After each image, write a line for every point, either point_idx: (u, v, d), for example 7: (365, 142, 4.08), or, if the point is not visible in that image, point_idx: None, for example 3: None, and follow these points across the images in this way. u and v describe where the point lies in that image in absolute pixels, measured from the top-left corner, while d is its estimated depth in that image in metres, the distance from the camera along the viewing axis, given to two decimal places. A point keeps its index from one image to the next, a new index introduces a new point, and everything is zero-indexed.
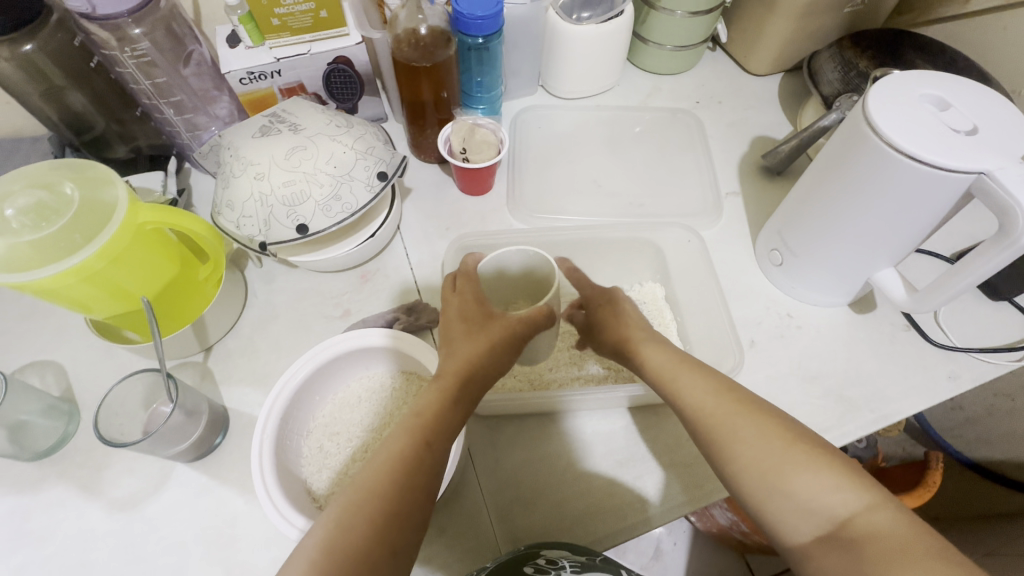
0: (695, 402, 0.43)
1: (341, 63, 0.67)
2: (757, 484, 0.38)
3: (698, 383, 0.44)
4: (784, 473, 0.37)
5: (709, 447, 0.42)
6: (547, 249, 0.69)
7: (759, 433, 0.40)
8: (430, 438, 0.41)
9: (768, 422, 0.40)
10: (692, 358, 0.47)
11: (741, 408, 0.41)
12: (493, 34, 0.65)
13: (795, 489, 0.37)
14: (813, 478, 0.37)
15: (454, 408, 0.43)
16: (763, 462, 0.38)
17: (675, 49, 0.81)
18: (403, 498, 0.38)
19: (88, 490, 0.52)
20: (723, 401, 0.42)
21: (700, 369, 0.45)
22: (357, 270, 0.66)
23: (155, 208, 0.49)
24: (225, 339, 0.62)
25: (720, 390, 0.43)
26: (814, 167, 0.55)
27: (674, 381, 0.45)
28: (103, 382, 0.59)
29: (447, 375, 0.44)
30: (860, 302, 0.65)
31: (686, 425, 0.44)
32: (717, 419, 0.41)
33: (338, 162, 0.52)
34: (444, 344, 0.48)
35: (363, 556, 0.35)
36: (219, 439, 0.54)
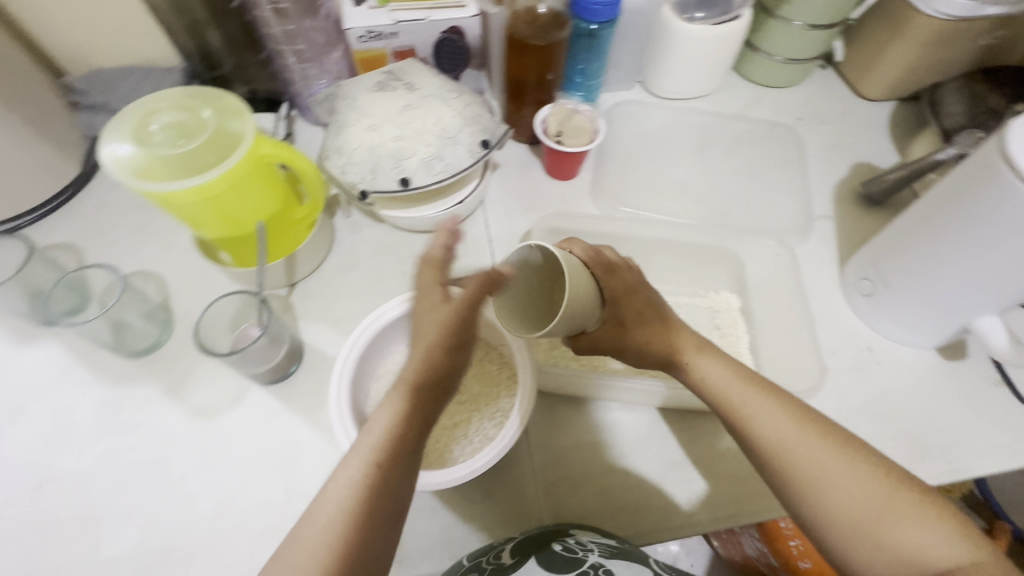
0: (769, 433, 0.43)
1: (453, 33, 0.70)
2: (849, 530, 0.39)
3: (766, 408, 0.45)
4: (880, 518, 0.38)
5: (790, 483, 0.42)
6: (624, 244, 0.69)
7: (847, 472, 0.40)
8: (387, 450, 0.38)
9: (859, 461, 0.40)
10: (759, 379, 0.47)
11: (822, 442, 0.42)
12: (607, 22, 0.65)
13: (896, 536, 0.37)
14: (915, 527, 0.37)
15: (415, 415, 0.40)
16: (858, 507, 0.39)
17: (785, 61, 0.79)
18: (366, 506, 0.37)
19: (172, 393, 0.57)
20: (802, 432, 0.43)
21: (773, 395, 0.45)
22: (437, 234, 0.68)
23: (274, 143, 0.53)
24: (309, 278, 0.65)
25: (795, 419, 0.43)
26: (929, 198, 0.52)
27: (744, 407, 0.45)
28: (197, 298, 0.63)
29: (403, 384, 0.41)
30: (950, 348, 0.61)
31: (758, 456, 0.44)
32: (797, 453, 0.42)
33: (445, 125, 0.54)
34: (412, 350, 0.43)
35: (337, 555, 0.36)
36: (294, 368, 0.58)
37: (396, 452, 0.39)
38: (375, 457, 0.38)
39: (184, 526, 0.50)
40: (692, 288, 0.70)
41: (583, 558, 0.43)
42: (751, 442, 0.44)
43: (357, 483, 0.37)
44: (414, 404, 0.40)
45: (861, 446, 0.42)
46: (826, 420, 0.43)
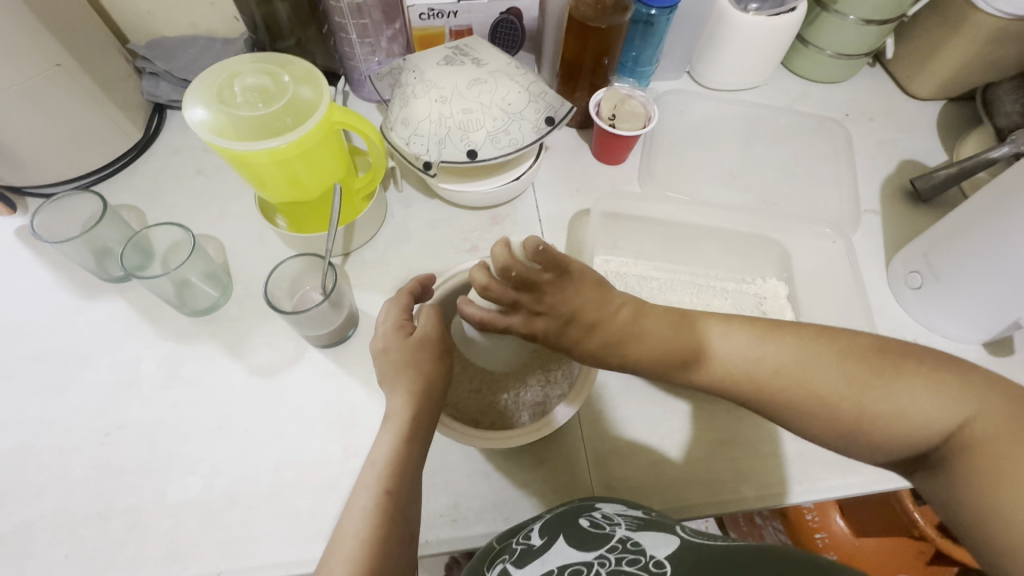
0: (747, 369, 0.46)
1: (512, 15, 0.71)
2: (857, 426, 0.42)
3: (735, 343, 0.47)
4: (874, 401, 0.41)
5: (787, 409, 0.44)
6: (672, 225, 0.71)
7: (830, 372, 0.43)
8: (395, 476, 0.41)
9: (836, 358, 0.43)
10: (741, 320, 0.48)
11: (796, 355, 0.44)
12: (667, 8, 0.66)
13: (898, 409, 0.40)
14: (909, 393, 0.40)
15: (411, 436, 0.43)
16: (854, 401, 0.42)
17: (835, 56, 0.79)
18: (392, 514, 0.40)
19: (232, 352, 0.59)
20: (780, 350, 0.45)
21: (742, 325, 0.48)
22: (489, 211, 0.69)
23: (344, 112, 0.54)
24: (363, 248, 0.67)
25: (761, 340, 0.46)
26: (991, 192, 0.53)
27: (714, 347, 0.47)
28: (255, 263, 0.65)
29: (396, 414, 0.44)
30: (997, 344, 0.61)
31: (746, 395, 0.46)
32: (781, 378, 0.44)
33: (512, 100, 0.55)
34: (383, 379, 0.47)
35: (387, 551, 0.38)
36: (350, 333, 0.59)
37: (405, 447, 0.43)
38: (387, 458, 0.42)
39: (246, 477, 0.52)
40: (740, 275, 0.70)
41: (611, 532, 0.41)
42: (735, 384, 0.46)
43: (381, 484, 0.40)
44: (405, 423, 0.43)
45: (827, 339, 0.45)
46: (787, 327, 0.46)
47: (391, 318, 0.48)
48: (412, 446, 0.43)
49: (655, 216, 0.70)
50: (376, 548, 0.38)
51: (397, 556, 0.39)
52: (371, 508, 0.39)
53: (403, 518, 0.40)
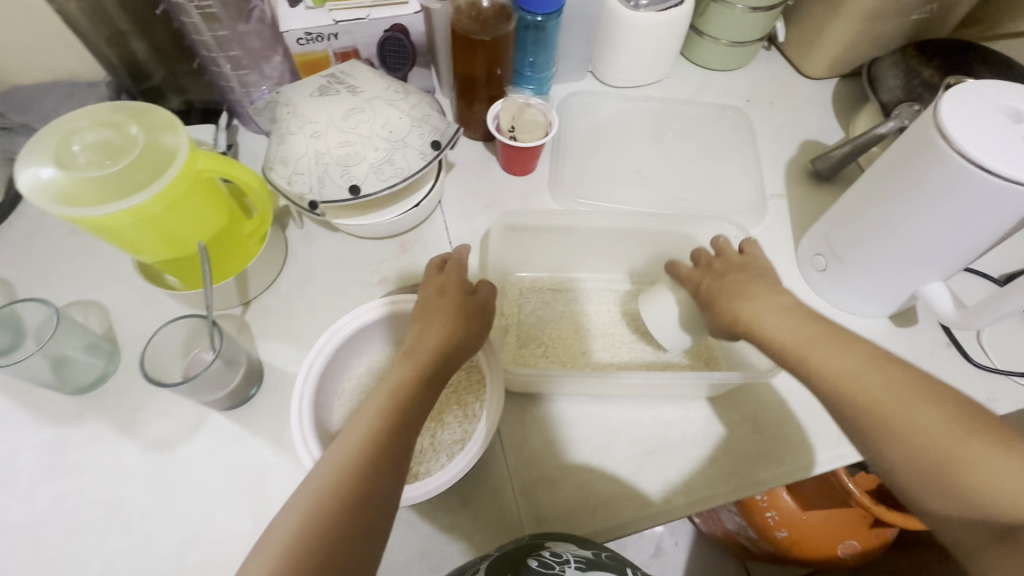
0: (865, 399, 0.38)
1: (398, 31, 0.67)
2: (924, 479, 0.35)
3: (840, 354, 0.40)
4: (962, 460, 0.34)
5: (866, 429, 0.38)
6: (584, 236, 0.69)
7: (929, 414, 0.36)
8: (399, 422, 0.40)
9: (938, 405, 0.36)
10: (830, 325, 0.42)
11: (900, 386, 0.37)
12: (552, 13, 0.64)
13: (975, 482, 0.33)
14: (998, 468, 0.33)
15: (425, 385, 0.43)
16: (936, 450, 0.35)
17: (731, 44, 0.80)
18: (374, 458, 0.38)
19: (124, 429, 0.54)
20: (878, 375, 0.38)
21: (843, 340, 0.41)
22: (396, 239, 0.67)
23: (213, 157, 0.50)
24: (264, 294, 0.62)
25: (874, 363, 0.39)
26: (874, 173, 0.54)
27: (818, 354, 0.41)
28: (144, 326, 0.60)
29: (416, 354, 0.45)
30: (901, 315, 0.63)
31: (826, 401, 0.40)
32: (875, 397, 0.37)
33: (394, 127, 0.52)
34: (417, 321, 0.49)
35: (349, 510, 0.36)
36: (254, 390, 0.55)
37: (406, 401, 0.42)
38: (386, 410, 0.41)
39: (148, 566, 0.47)
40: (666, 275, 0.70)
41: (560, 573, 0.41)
42: (821, 389, 0.40)
43: (373, 420, 0.40)
44: (425, 369, 0.44)
45: (926, 384, 0.37)
46: (912, 365, 0.38)
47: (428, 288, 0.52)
48: (416, 404, 0.42)
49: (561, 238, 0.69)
50: (345, 499, 0.36)
51: (359, 519, 0.36)
52: (353, 454, 0.38)
53: (376, 480, 0.38)
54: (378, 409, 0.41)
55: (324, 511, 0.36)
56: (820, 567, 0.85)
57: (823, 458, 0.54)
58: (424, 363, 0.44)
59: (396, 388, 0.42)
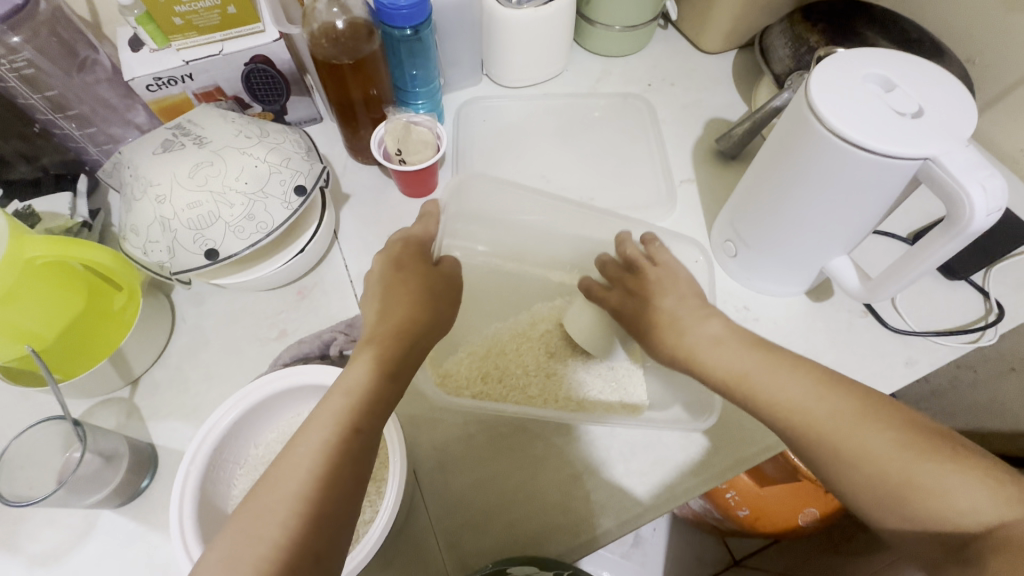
0: (824, 428, 0.37)
1: (260, 63, 0.62)
2: (885, 499, 0.35)
3: (783, 383, 0.40)
4: (920, 483, 0.33)
5: (822, 460, 0.37)
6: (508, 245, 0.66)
7: (877, 438, 0.36)
8: (360, 421, 0.36)
9: (882, 423, 0.36)
10: (765, 347, 0.43)
11: (845, 408, 0.38)
12: (421, 24, 0.60)
13: (937, 502, 0.33)
14: (964, 488, 0.32)
15: (390, 378, 0.39)
16: (896, 472, 0.34)
17: (624, 29, 0.77)
18: (343, 455, 0.35)
19: (3, 547, 0.48)
20: (834, 402, 0.38)
21: (784, 363, 0.41)
22: (293, 286, 0.62)
23: (47, 238, 0.45)
24: (152, 369, 0.57)
25: (825, 390, 0.39)
26: (763, 155, 0.52)
27: (759, 384, 0.41)
28: (17, 428, 0.53)
29: (378, 336, 0.41)
30: (817, 290, 0.63)
31: (777, 431, 0.40)
32: (820, 425, 0.38)
33: (251, 177, 0.48)
34: (373, 303, 0.45)
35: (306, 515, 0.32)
36: (146, 482, 0.51)
37: (377, 377, 0.38)
38: (361, 388, 0.38)
39: None
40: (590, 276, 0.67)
41: None
42: (768, 417, 0.40)
43: (344, 400, 0.37)
44: (390, 355, 0.40)
45: (886, 407, 0.37)
46: (855, 383, 0.39)
47: (384, 261, 0.48)
48: (389, 378, 0.39)
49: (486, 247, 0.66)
50: (307, 497, 0.33)
51: (338, 504, 0.34)
52: (328, 440, 0.35)
53: (355, 460, 0.35)
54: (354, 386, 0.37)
55: (297, 509, 0.32)
56: (780, 537, 0.84)
57: (751, 453, 0.53)
58: (396, 336, 0.42)
59: (365, 366, 0.39)
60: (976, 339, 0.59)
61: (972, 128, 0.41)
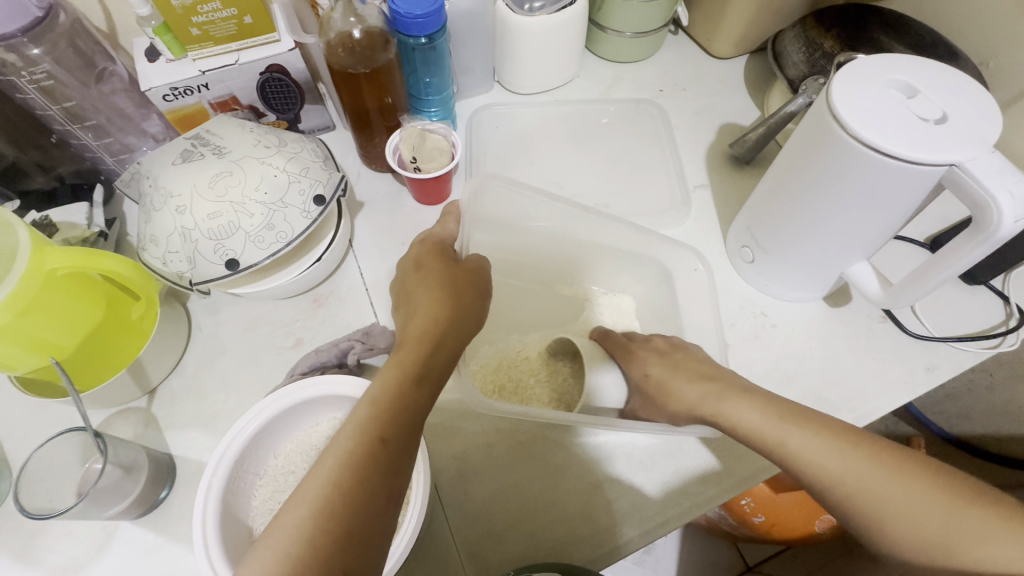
0: (855, 487, 0.41)
1: (275, 72, 0.62)
2: (926, 553, 0.39)
3: (811, 442, 0.43)
4: (960, 540, 0.38)
5: (858, 516, 0.41)
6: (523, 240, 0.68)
7: (910, 495, 0.40)
8: (387, 435, 0.36)
9: (917, 481, 0.40)
10: (784, 407, 0.46)
11: (880, 468, 0.41)
12: (436, 33, 0.60)
13: (977, 557, 0.37)
14: (998, 544, 0.37)
15: (419, 386, 0.38)
16: (935, 529, 0.39)
17: (635, 35, 0.77)
18: (371, 469, 0.34)
19: (22, 558, 0.48)
20: (862, 462, 0.42)
21: (809, 422, 0.44)
22: (308, 295, 0.62)
23: (67, 250, 0.45)
24: (169, 379, 0.57)
25: (852, 450, 0.42)
26: (781, 161, 0.52)
27: (791, 444, 0.44)
28: (35, 438, 0.53)
29: (409, 340, 0.41)
30: (835, 295, 0.62)
31: (816, 490, 0.43)
32: (864, 487, 0.41)
33: (270, 187, 0.48)
34: (406, 306, 0.45)
35: (337, 536, 0.32)
36: (165, 492, 0.51)
37: (406, 385, 0.38)
38: (387, 395, 0.37)
39: None
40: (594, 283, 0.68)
41: None
42: (806, 476, 0.43)
43: (370, 410, 0.36)
44: (426, 362, 0.40)
45: (908, 462, 0.41)
46: (874, 436, 0.43)
47: (410, 258, 0.49)
48: (420, 386, 0.39)
49: None
50: (334, 512, 0.33)
51: (369, 520, 0.33)
52: (352, 451, 0.34)
53: (382, 471, 0.35)
54: (379, 394, 0.37)
55: (329, 526, 0.32)
56: (796, 543, 0.84)
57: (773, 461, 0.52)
58: (420, 340, 0.41)
59: (396, 374, 0.38)
60: (997, 344, 0.58)
61: (997, 133, 0.41)
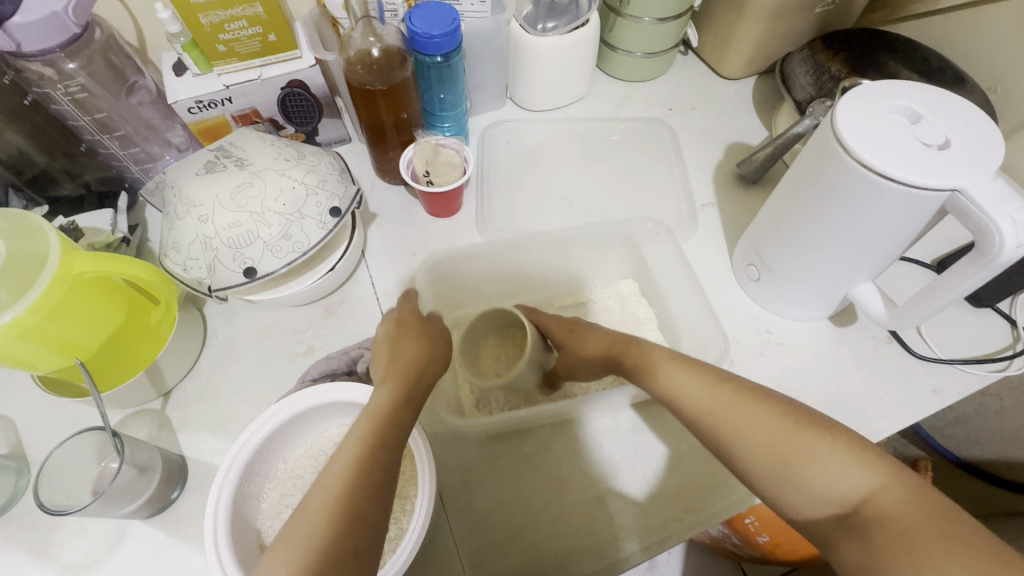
0: (711, 414, 0.42)
1: (295, 87, 0.64)
2: (771, 479, 0.38)
3: (691, 379, 0.44)
4: (797, 463, 0.38)
5: (710, 440, 0.42)
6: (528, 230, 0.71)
7: (762, 423, 0.40)
8: (387, 439, 0.38)
9: (767, 408, 0.40)
10: (674, 351, 0.47)
11: (740, 398, 0.41)
12: (452, 52, 0.62)
13: (809, 479, 0.37)
14: (827, 464, 0.37)
15: (408, 406, 0.41)
16: (779, 452, 0.38)
17: (645, 55, 0.79)
18: (375, 468, 0.36)
19: (37, 554, 0.49)
20: (721, 393, 0.42)
21: (689, 363, 0.45)
22: (320, 303, 0.63)
23: (93, 255, 0.47)
24: (184, 382, 0.58)
25: (714, 383, 0.43)
26: (787, 182, 0.53)
27: (661, 377, 0.45)
28: (55, 436, 0.54)
29: (395, 375, 0.43)
30: (841, 314, 0.63)
31: (684, 422, 0.44)
32: (722, 412, 0.41)
33: (288, 198, 0.50)
34: (386, 347, 0.47)
35: (344, 527, 0.33)
36: (176, 493, 0.52)
37: (399, 405, 0.40)
38: (383, 411, 0.40)
39: None
40: (591, 282, 0.71)
41: None
42: (676, 406, 0.44)
43: (370, 422, 0.39)
44: (412, 388, 0.42)
45: (763, 396, 0.41)
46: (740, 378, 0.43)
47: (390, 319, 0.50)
48: (410, 408, 0.41)
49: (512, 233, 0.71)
50: (342, 505, 0.34)
51: (375, 508, 0.35)
52: (360, 454, 0.36)
53: (379, 473, 0.36)
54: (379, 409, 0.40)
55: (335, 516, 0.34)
56: (801, 565, 0.84)
57: None
58: (407, 374, 0.43)
59: (388, 400, 0.40)
60: (1004, 367, 0.58)
61: (1001, 159, 0.42)
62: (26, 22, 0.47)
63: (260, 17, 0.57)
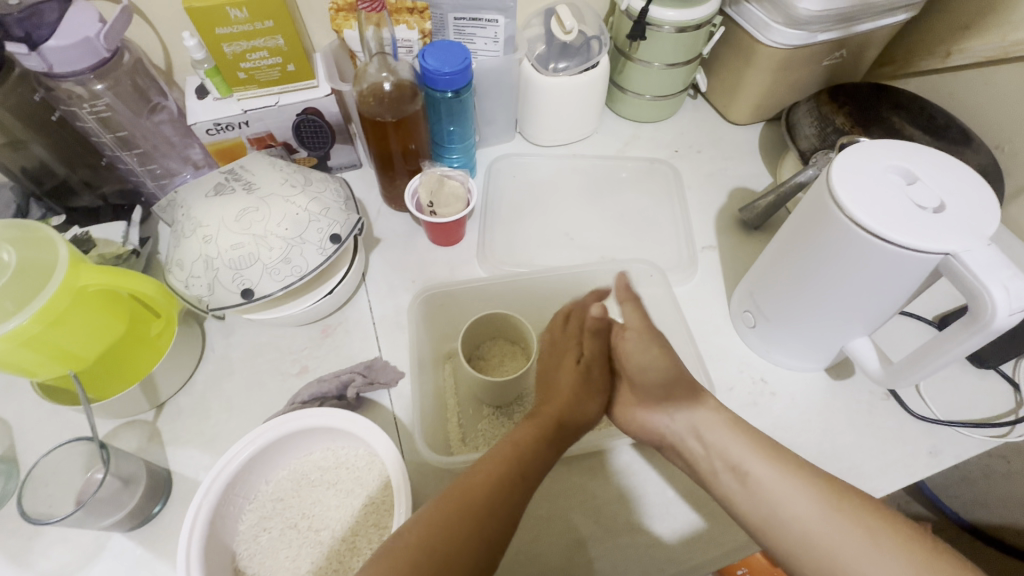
0: (810, 529, 0.41)
1: (310, 114, 0.66)
2: None
3: (790, 485, 0.43)
4: None
5: (811, 563, 0.40)
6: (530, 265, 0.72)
7: (882, 554, 0.38)
8: (527, 471, 0.44)
9: (889, 540, 0.39)
10: (769, 442, 0.47)
11: (847, 518, 0.40)
12: (463, 88, 0.64)
13: None
14: None
15: (548, 447, 0.47)
16: None
17: (654, 98, 0.81)
18: (502, 500, 0.41)
19: (17, 561, 0.50)
20: (829, 507, 0.41)
21: (777, 457, 0.45)
22: (317, 324, 0.64)
23: (100, 269, 0.49)
24: (178, 395, 0.59)
25: (819, 490, 0.42)
26: (783, 231, 0.53)
27: (742, 464, 0.46)
28: (46, 442, 0.55)
29: (545, 416, 0.49)
30: (837, 368, 0.62)
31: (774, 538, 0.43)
32: (832, 545, 0.40)
33: (291, 224, 0.51)
34: (546, 385, 0.54)
35: (447, 544, 0.37)
36: (158, 507, 0.52)
37: (541, 444, 0.47)
38: (522, 447, 0.46)
39: None
40: None
41: None
42: (774, 528, 0.43)
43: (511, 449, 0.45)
44: (556, 430, 0.48)
45: (881, 518, 0.40)
46: (861, 493, 0.42)
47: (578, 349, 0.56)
48: (548, 449, 0.47)
49: (516, 265, 0.72)
50: (464, 526, 0.38)
51: (474, 540, 0.38)
52: (495, 475, 0.42)
53: (515, 502, 0.42)
54: (524, 445, 0.45)
55: (453, 535, 0.38)
56: None
57: None
58: (552, 418, 0.49)
59: (529, 436, 0.47)
60: (1006, 433, 0.56)
61: (995, 226, 0.41)
62: (60, 46, 0.50)
63: (280, 48, 0.60)
